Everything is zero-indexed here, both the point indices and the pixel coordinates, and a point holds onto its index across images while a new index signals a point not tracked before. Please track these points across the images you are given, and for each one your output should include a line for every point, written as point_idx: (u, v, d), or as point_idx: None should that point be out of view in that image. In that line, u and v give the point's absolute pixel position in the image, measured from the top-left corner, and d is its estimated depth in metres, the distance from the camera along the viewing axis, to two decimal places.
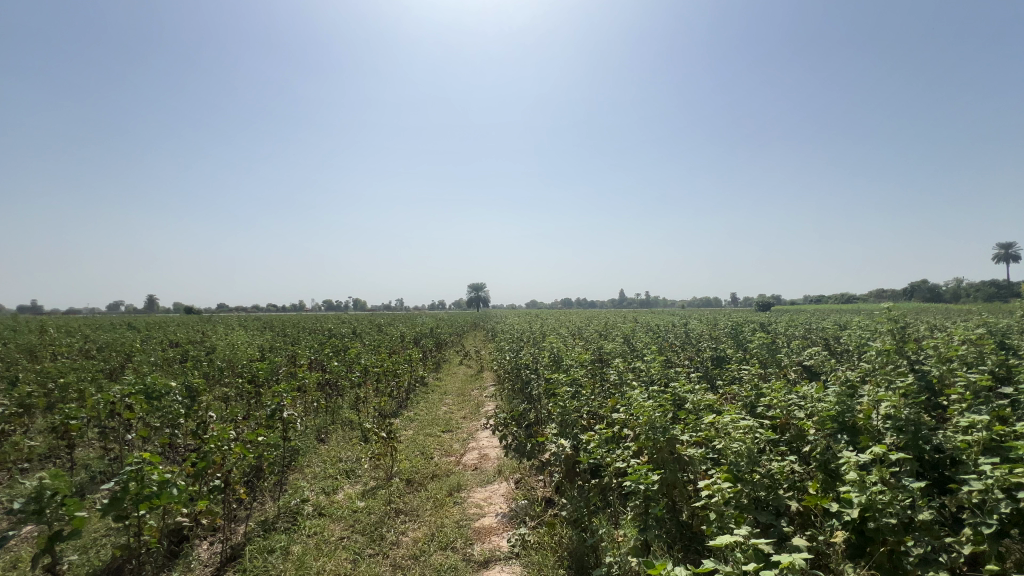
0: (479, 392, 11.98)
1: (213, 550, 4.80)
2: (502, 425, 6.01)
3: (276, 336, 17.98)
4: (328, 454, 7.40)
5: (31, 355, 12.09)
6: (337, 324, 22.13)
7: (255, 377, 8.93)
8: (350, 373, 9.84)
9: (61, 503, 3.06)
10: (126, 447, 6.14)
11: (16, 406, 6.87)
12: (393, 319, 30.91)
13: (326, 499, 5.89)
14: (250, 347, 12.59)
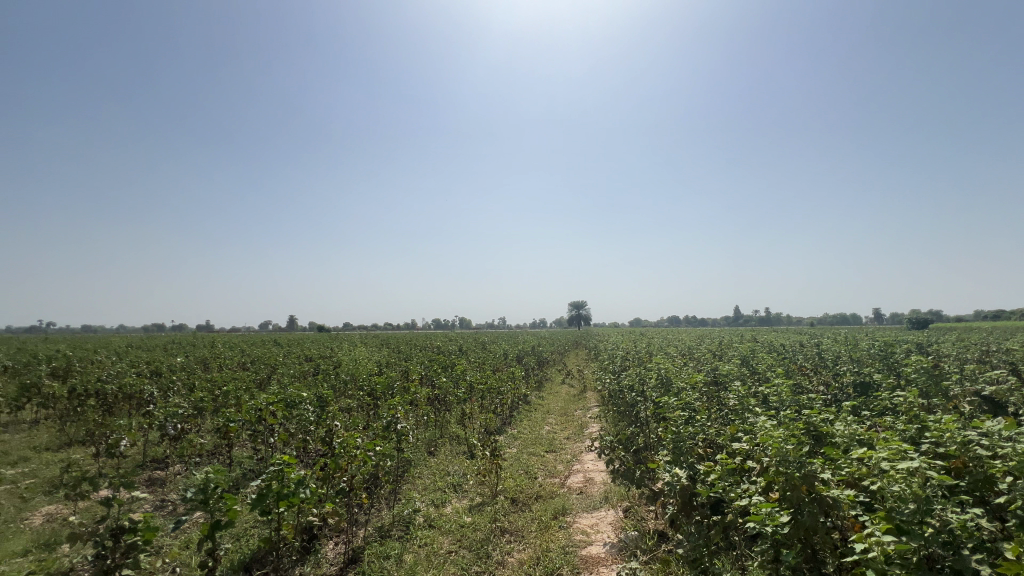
0: (582, 412, 11.68)
1: (338, 550, 5.21)
2: (608, 449, 5.74)
3: (392, 352, 19.50)
4: (437, 467, 7.70)
5: (205, 366, 14.54)
6: (444, 342, 23.36)
7: (374, 391, 9.71)
8: (457, 389, 10.24)
9: (220, 496, 3.52)
10: (270, 449, 7.00)
11: (193, 409, 8.23)
12: (497, 337, 31.77)
13: (435, 511, 6.09)
14: (370, 363, 13.77)
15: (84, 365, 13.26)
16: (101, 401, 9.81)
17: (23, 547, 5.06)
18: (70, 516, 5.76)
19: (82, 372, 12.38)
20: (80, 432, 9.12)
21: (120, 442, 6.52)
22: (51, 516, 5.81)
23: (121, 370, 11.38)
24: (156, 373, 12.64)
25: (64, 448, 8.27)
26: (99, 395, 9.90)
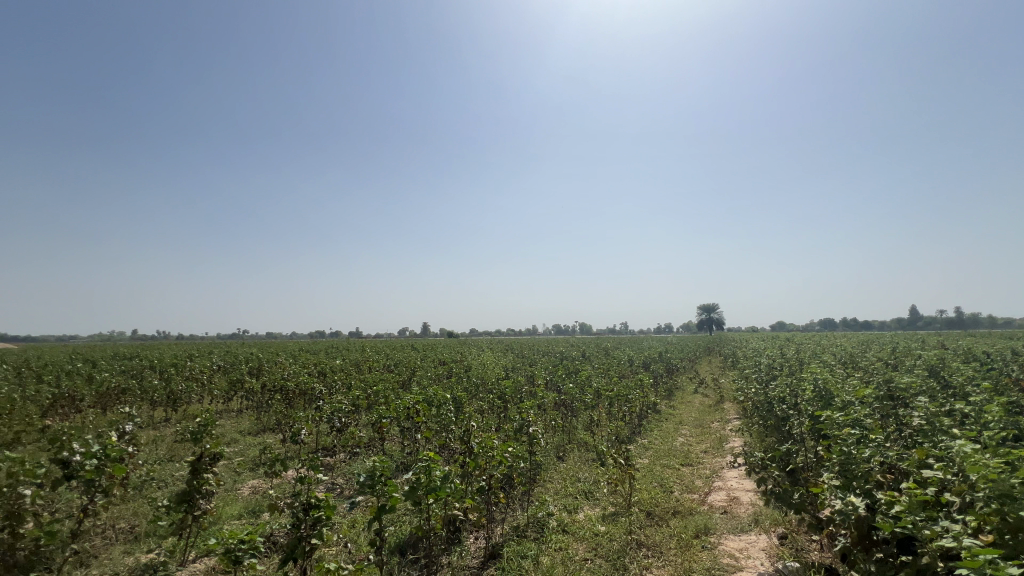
0: (720, 425, 10.77)
1: (479, 544, 5.50)
2: (757, 468, 5.20)
3: (517, 357, 20.16)
4: (567, 472, 7.74)
5: (359, 367, 16.60)
6: (566, 347, 23.49)
7: (504, 394, 10.13)
8: (584, 395, 10.19)
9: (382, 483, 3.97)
10: (416, 444, 7.71)
11: (352, 405, 9.45)
12: (620, 342, 30.87)
13: (568, 517, 6.12)
14: (498, 367, 14.41)
15: (271, 365, 16.06)
16: (285, 395, 11.78)
17: (239, 511, 6.29)
18: (269, 489, 7.00)
19: (270, 371, 15.01)
20: (271, 421, 11.04)
21: (301, 431, 7.75)
22: (255, 488, 7.13)
23: (298, 370, 13.54)
24: (323, 373, 14.78)
25: (261, 433, 10.09)
26: (284, 391, 11.90)
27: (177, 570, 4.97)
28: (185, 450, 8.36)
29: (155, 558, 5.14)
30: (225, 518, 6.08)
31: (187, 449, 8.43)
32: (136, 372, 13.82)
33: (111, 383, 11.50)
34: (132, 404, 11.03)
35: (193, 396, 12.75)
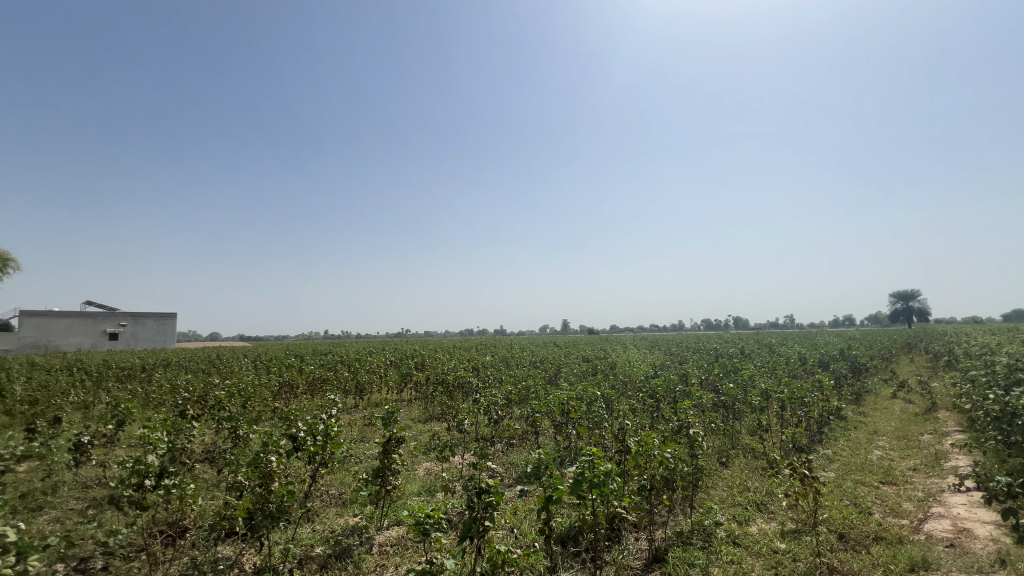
0: (934, 438, 8.81)
1: (640, 545, 5.38)
2: (1003, 497, 4.12)
3: (664, 354, 19.21)
4: (733, 479, 7.12)
5: (508, 363, 17.55)
6: (720, 344, 21.59)
7: (655, 393, 9.75)
8: (748, 397, 9.26)
9: (550, 475, 4.12)
10: (570, 439, 7.87)
11: (506, 399, 10.03)
12: (785, 338, 27.27)
13: (739, 529, 5.62)
14: (645, 365, 13.91)
15: (433, 360, 17.92)
16: (447, 388, 13.04)
17: (418, 489, 7.16)
18: (441, 472, 7.84)
19: (433, 366, 16.75)
20: (437, 411, 12.33)
21: (465, 421, 8.50)
22: (429, 470, 8.04)
23: (456, 366, 14.86)
24: (476, 368, 15.98)
25: (430, 421, 11.34)
26: (445, 384, 13.18)
27: (376, 533, 5.88)
28: (373, 432, 9.81)
29: (359, 521, 6.14)
30: (408, 494, 6.97)
31: (374, 432, 9.87)
32: (333, 365, 16.64)
33: (317, 374, 14.05)
34: (332, 392, 13.33)
35: (375, 386, 14.88)
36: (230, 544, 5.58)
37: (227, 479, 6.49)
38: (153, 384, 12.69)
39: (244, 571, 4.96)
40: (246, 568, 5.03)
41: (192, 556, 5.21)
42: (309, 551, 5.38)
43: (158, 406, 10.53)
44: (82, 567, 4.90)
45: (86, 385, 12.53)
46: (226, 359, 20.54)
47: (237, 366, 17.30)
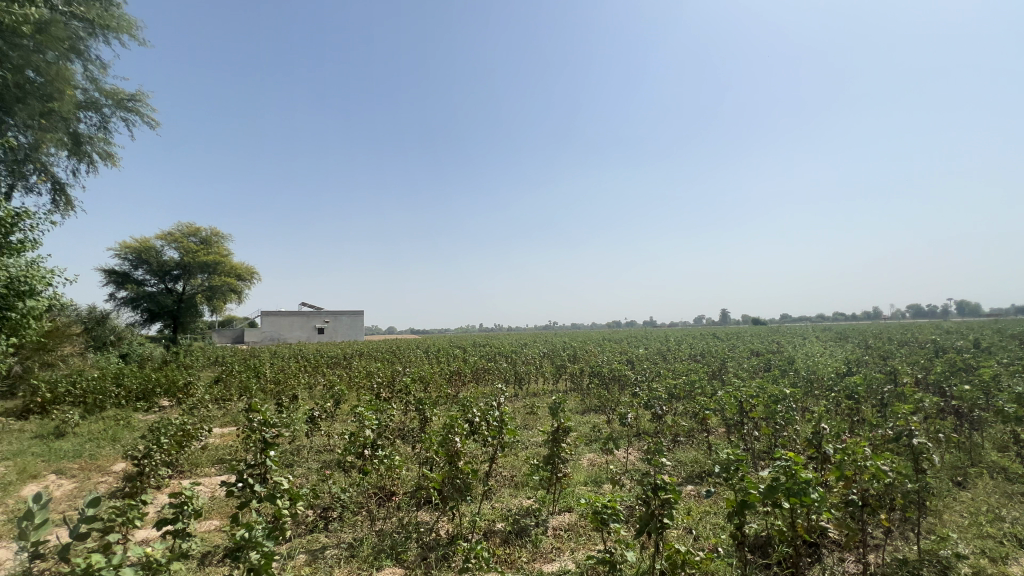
0: None
1: (849, 569, 4.66)
2: None
3: (859, 348, 16.26)
4: (977, 505, 5.70)
5: (664, 356, 16.75)
6: (938, 335, 17.45)
7: (854, 394, 8.31)
8: (995, 403, 7.30)
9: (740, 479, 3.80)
10: (748, 441, 7.18)
11: (669, 394, 9.58)
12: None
13: (993, 566, 4.48)
14: (836, 360, 11.95)
15: (585, 353, 18.05)
16: (602, 381, 13.00)
17: (585, 479, 7.30)
18: (606, 463, 7.85)
19: (585, 358, 16.87)
20: (593, 403, 12.39)
21: (627, 415, 8.37)
22: (593, 461, 8.12)
23: (610, 359, 14.71)
24: (630, 361, 15.61)
25: (587, 413, 11.44)
26: (600, 376, 13.15)
27: (549, 517, 6.16)
28: (536, 421, 10.29)
29: (533, 503, 6.49)
30: (576, 483, 7.15)
31: (537, 420, 10.34)
32: (492, 357, 17.91)
33: (480, 364, 15.27)
34: (494, 381, 14.37)
35: (531, 377, 15.58)
36: (427, 510, 6.41)
37: (420, 455, 7.46)
38: (354, 370, 15.25)
39: (441, 535, 5.64)
40: (442, 533, 5.71)
41: (399, 516, 6.14)
42: (492, 525, 5.88)
43: (360, 389, 12.60)
44: (325, 515, 6.12)
45: (309, 370, 15.62)
46: (404, 350, 23.62)
47: (415, 356, 19.76)
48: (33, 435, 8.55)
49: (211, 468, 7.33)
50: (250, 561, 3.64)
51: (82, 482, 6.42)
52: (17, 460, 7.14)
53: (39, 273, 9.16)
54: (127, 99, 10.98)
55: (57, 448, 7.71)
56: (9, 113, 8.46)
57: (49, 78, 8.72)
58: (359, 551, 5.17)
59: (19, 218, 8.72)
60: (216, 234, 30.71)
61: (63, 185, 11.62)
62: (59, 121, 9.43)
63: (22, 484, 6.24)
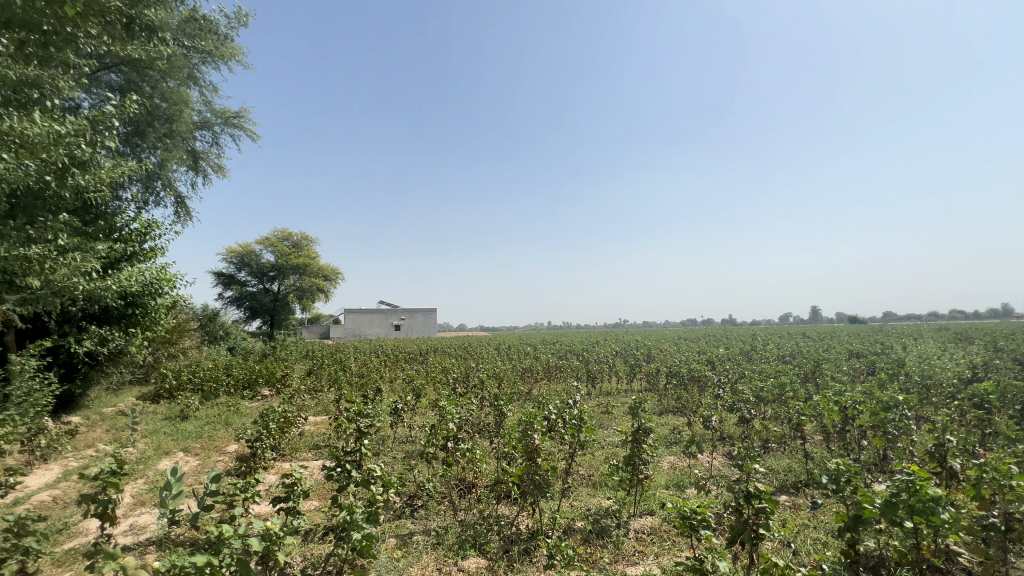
0: None
1: None
2: None
3: (985, 350, 14.21)
4: None
5: (748, 357, 15.73)
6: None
7: (985, 402, 7.25)
8: None
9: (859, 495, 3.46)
10: (854, 451, 6.52)
11: (757, 397, 8.96)
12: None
13: None
14: (957, 363, 10.53)
15: (660, 352, 17.41)
16: (680, 381, 12.46)
17: (666, 482, 7.04)
18: (688, 467, 7.51)
19: (661, 357, 16.27)
20: (672, 404, 11.90)
21: (711, 417, 7.94)
22: (674, 464, 7.81)
23: (688, 359, 14.06)
24: (711, 362, 14.81)
25: (665, 414, 11.01)
26: (678, 377, 12.60)
27: (630, 519, 6.01)
28: (611, 420, 10.09)
29: (613, 504, 6.35)
30: (657, 486, 6.91)
31: (612, 420, 10.13)
32: (563, 354, 17.82)
33: (552, 362, 15.26)
34: (566, 379, 14.29)
35: (604, 376, 15.31)
36: (506, 504, 6.50)
37: (498, 449, 7.58)
38: (431, 365, 15.88)
39: (522, 530, 5.70)
40: (522, 527, 5.77)
41: (480, 508, 6.31)
42: (572, 524, 5.85)
43: (437, 384, 13.09)
44: (411, 502, 6.43)
45: (390, 364, 16.50)
46: (476, 347, 24.17)
47: (487, 353, 20.21)
48: (164, 417, 9.83)
49: (308, 453, 7.97)
50: (352, 541, 3.94)
51: (205, 459, 7.27)
52: (154, 438, 8.24)
53: (167, 275, 10.50)
54: (233, 118, 12.23)
55: (183, 428, 8.79)
56: (143, 136, 9.78)
57: (173, 102, 9.96)
58: (445, 538, 5.37)
59: (152, 227, 10.06)
60: (305, 238, 33.40)
61: (184, 197, 13.21)
62: (181, 140, 10.73)
63: (158, 459, 7.19)
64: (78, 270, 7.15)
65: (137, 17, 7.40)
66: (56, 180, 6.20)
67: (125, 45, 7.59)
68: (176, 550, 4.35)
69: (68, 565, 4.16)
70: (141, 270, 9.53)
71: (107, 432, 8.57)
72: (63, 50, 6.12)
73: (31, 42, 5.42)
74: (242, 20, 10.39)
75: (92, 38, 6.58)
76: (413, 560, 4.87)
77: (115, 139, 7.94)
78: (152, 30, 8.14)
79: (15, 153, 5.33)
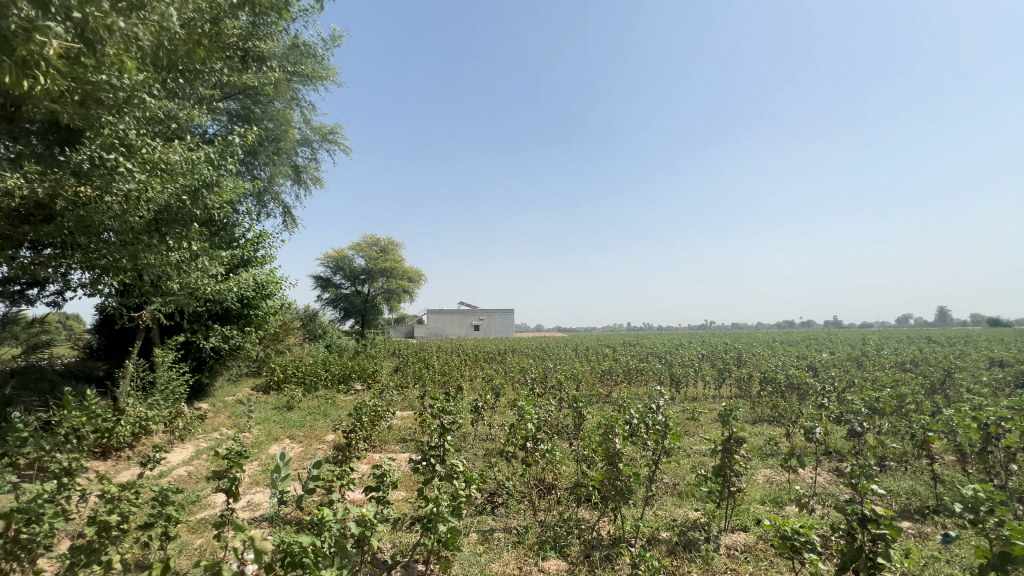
0: None
1: None
2: None
3: None
4: None
5: (859, 363, 14.07)
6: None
7: None
8: None
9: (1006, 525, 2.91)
10: (999, 475, 5.55)
11: (870, 408, 7.96)
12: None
13: None
14: None
15: (752, 357, 16.16)
16: (776, 388, 11.46)
17: (761, 497, 6.49)
18: (788, 483, 6.87)
19: (753, 362, 15.09)
20: (766, 413, 10.99)
21: (814, 429, 7.19)
22: (770, 478, 7.19)
23: (786, 364, 12.88)
24: (813, 368, 13.45)
25: (759, 423, 10.18)
26: (774, 384, 11.60)
27: (720, 533, 5.62)
28: (697, 427, 9.53)
29: (701, 516, 5.97)
30: (751, 500, 6.39)
31: (699, 427, 9.56)
32: (644, 357, 17.19)
33: (632, 364, 14.78)
34: (648, 383, 13.77)
35: (689, 380, 14.53)
36: (586, 508, 6.38)
37: (577, 452, 7.47)
38: (509, 365, 16.11)
39: (603, 536, 5.56)
40: (604, 533, 5.63)
41: (559, 510, 6.26)
42: (657, 533, 5.59)
43: (515, 384, 13.24)
44: (491, 499, 6.54)
45: (470, 363, 16.98)
46: (554, 347, 24.13)
47: (564, 354, 20.08)
48: (274, 406, 10.94)
49: (395, 445, 8.43)
50: (438, 532, 4.08)
51: (307, 446, 7.97)
52: (265, 425, 9.20)
53: (275, 279, 11.69)
54: (328, 133, 13.32)
55: (289, 418, 9.71)
56: (256, 155, 10.97)
57: (279, 123, 11.08)
58: (526, 537, 5.39)
59: (263, 236, 11.27)
60: (391, 243, 35.52)
61: (288, 208, 14.62)
62: (285, 157, 11.90)
63: (268, 444, 8.01)
64: (207, 274, 8.21)
65: (251, 49, 8.35)
66: (191, 197, 7.17)
67: (241, 75, 8.59)
68: (284, 527, 4.79)
69: (200, 532, 4.76)
70: (255, 275, 10.69)
71: (228, 418, 9.72)
72: (194, 84, 7.07)
73: (169, 79, 6.29)
74: (336, 43, 11.28)
75: (218, 72, 7.54)
76: (494, 556, 4.96)
77: (235, 159, 9.03)
78: (262, 59, 9.13)
79: (160, 175, 6.25)
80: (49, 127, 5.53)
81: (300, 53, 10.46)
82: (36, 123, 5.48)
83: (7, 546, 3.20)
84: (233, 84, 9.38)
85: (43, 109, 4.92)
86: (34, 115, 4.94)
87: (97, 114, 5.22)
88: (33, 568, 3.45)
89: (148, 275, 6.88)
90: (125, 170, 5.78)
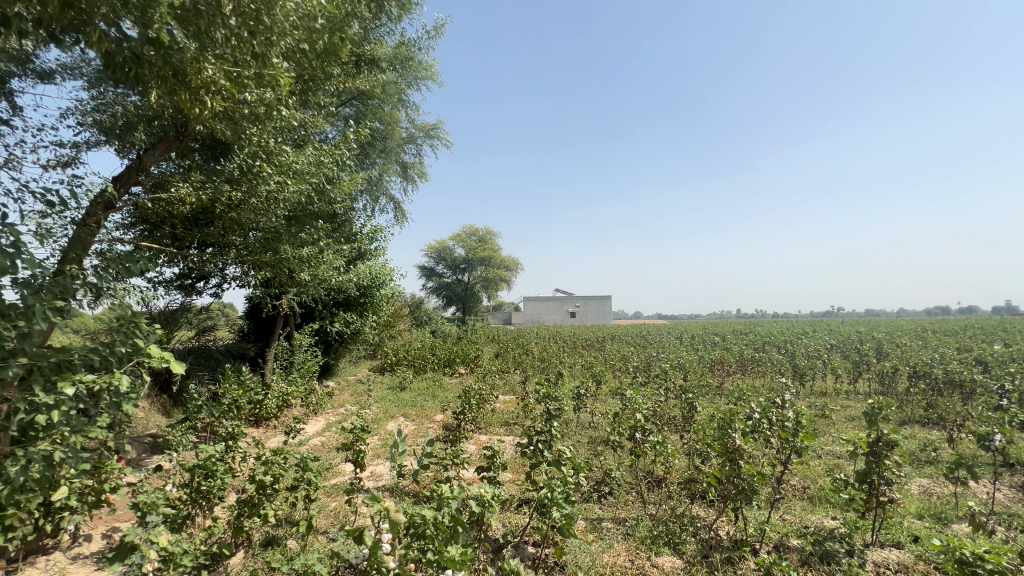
0: None
1: None
2: None
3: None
4: None
5: None
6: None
7: None
8: None
9: None
10: None
11: None
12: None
13: None
14: None
15: (897, 347, 13.91)
16: (932, 385, 9.74)
17: (920, 512, 5.53)
18: (953, 497, 5.78)
19: (899, 355, 12.99)
20: (919, 414, 9.38)
21: (991, 436, 5.90)
22: (927, 489, 6.14)
23: (945, 359, 10.88)
24: (983, 363, 11.14)
25: (909, 426, 8.72)
26: (929, 379, 9.85)
27: (867, 546, 4.89)
28: (831, 426, 8.45)
29: (840, 526, 5.23)
30: (904, 514, 5.50)
31: (832, 427, 8.42)
32: (760, 347, 15.61)
33: (747, 354, 13.52)
34: (766, 375, 12.53)
35: (816, 374, 12.93)
36: (701, 505, 5.95)
37: (689, 445, 6.99)
38: (607, 353, 15.68)
39: (723, 536, 5.14)
40: (722, 534, 5.18)
41: (672, 503, 5.93)
42: (786, 540, 5.00)
43: (617, 372, 12.86)
44: (598, 488, 6.39)
45: (567, 350, 16.88)
46: (654, 336, 22.91)
47: (667, 342, 19.16)
48: (389, 386, 11.81)
49: (500, 428, 8.62)
50: (551, 518, 4.00)
51: (419, 425, 8.49)
52: (383, 403, 9.98)
53: (387, 269, 12.55)
54: (432, 130, 13.89)
55: (403, 397, 10.43)
56: (368, 154, 11.80)
57: (387, 123, 11.80)
58: (637, 530, 5.19)
59: (376, 230, 12.15)
60: (489, 233, 36.52)
61: (398, 203, 15.60)
62: (393, 154, 12.69)
63: (386, 421, 8.68)
64: (332, 266, 9.03)
65: (363, 54, 8.92)
66: (317, 195, 7.88)
67: (354, 80, 9.22)
68: (403, 500, 5.10)
69: (335, 496, 5.30)
70: (370, 265, 11.61)
71: (351, 396, 10.72)
72: (316, 93, 7.72)
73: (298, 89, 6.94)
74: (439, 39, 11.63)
75: (335, 79, 8.17)
76: (605, 546, 4.83)
77: (353, 158, 9.78)
78: (372, 62, 9.72)
79: (293, 177, 6.94)
80: (209, 145, 6.43)
81: (404, 53, 10.95)
82: (198, 142, 6.39)
83: (192, 495, 3.80)
84: (347, 90, 10.16)
85: (205, 127, 5.71)
86: (197, 134, 5.75)
87: (243, 127, 5.90)
88: (211, 515, 4.07)
89: (287, 270, 7.74)
90: (267, 175, 6.49)
